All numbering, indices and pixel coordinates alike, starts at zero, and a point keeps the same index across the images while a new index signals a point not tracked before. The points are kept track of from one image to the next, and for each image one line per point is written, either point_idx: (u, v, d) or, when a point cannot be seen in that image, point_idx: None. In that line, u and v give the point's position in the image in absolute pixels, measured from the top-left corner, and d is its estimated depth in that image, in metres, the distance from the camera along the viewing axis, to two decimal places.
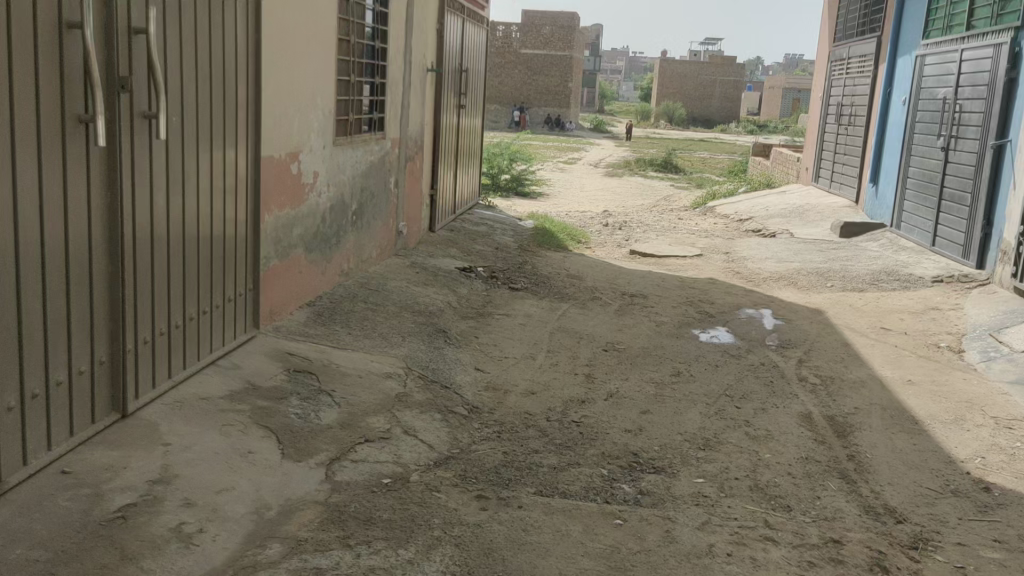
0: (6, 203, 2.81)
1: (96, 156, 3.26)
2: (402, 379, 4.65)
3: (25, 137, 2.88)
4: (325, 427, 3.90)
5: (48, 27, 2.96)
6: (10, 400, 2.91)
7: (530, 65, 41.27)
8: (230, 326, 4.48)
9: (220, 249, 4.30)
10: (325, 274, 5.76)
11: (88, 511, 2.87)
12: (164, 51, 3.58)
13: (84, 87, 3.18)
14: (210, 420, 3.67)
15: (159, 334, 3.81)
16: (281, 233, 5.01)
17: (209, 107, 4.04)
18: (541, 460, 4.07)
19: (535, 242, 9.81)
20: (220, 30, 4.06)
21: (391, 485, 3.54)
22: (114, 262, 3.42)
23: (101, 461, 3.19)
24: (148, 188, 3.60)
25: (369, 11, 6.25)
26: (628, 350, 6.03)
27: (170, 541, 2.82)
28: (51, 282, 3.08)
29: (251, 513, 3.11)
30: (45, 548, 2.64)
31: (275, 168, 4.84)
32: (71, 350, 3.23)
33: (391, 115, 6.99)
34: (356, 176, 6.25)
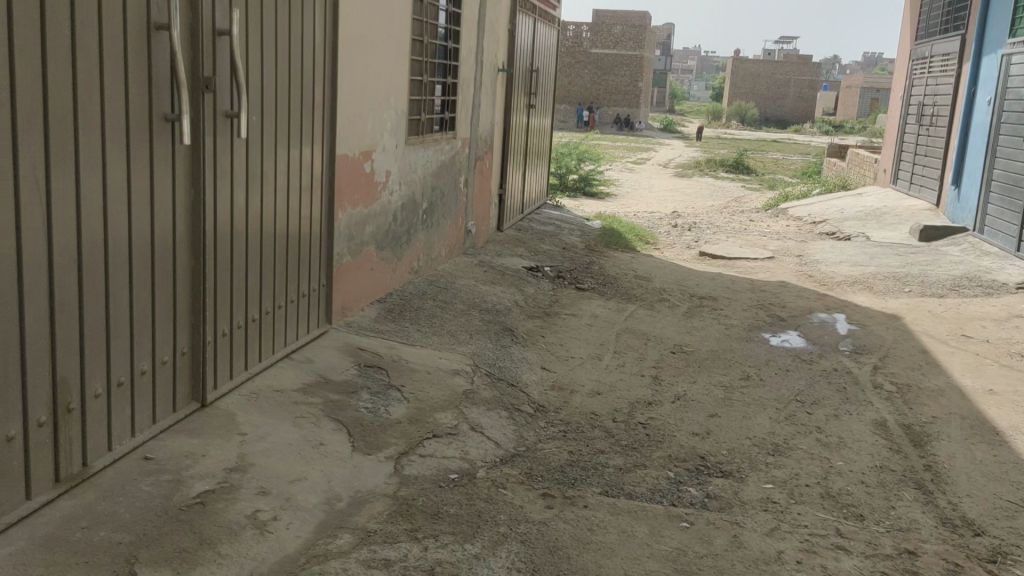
0: (97, 199, 2.94)
1: (180, 154, 3.38)
2: (469, 376, 4.70)
3: (115, 136, 3.00)
4: (394, 422, 3.96)
5: (137, 29, 3.07)
6: (97, 388, 3.04)
7: (600, 65, 41.11)
8: (303, 321, 4.59)
9: (296, 245, 4.41)
10: (395, 271, 5.85)
11: (168, 496, 2.98)
12: (246, 52, 3.69)
13: (171, 87, 3.30)
14: (284, 412, 3.78)
15: (237, 327, 3.93)
16: (354, 231, 5.10)
17: (288, 107, 4.14)
18: (607, 460, 4.06)
19: (603, 242, 9.78)
20: (299, 31, 4.17)
21: (458, 480, 3.59)
22: (196, 257, 3.55)
23: (182, 448, 3.31)
24: (230, 185, 3.72)
25: (442, 11, 6.31)
26: (696, 353, 5.96)
27: (246, 528, 2.91)
28: (137, 275, 3.20)
29: (323, 504, 3.18)
30: (129, 530, 2.75)
31: (349, 166, 4.93)
32: (154, 341, 3.35)
33: (462, 115, 7.05)
34: (427, 175, 6.32)
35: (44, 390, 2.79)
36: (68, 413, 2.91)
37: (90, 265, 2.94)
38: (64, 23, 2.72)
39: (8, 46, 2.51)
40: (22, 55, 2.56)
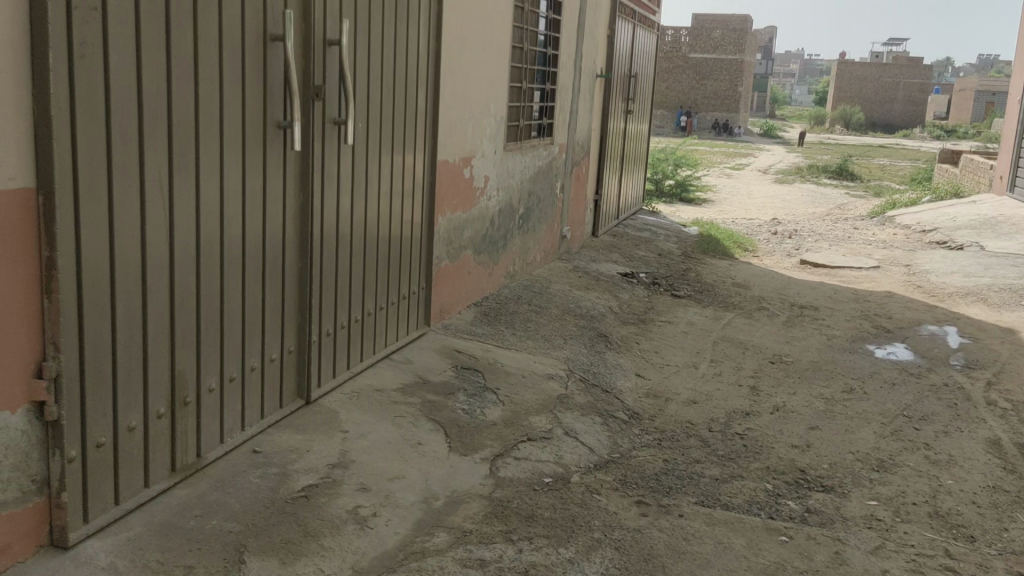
0: (214, 204, 3.09)
1: (291, 160, 3.52)
2: (564, 381, 4.72)
3: (232, 143, 3.15)
4: (490, 424, 4.01)
5: (254, 40, 3.22)
6: (211, 382, 3.20)
7: (698, 70, 40.55)
8: (403, 323, 4.70)
9: (397, 248, 4.52)
10: (491, 275, 5.93)
11: (275, 489, 3.10)
12: (355, 61, 3.81)
13: (284, 95, 3.44)
14: (384, 411, 3.88)
15: (341, 327, 4.06)
16: (453, 235, 5.19)
17: (392, 113, 4.25)
18: (703, 470, 4.01)
19: (700, 249, 9.64)
20: (404, 40, 4.28)
21: (552, 484, 3.60)
22: (304, 259, 3.68)
23: (288, 444, 3.43)
24: (336, 190, 3.84)
25: (542, 18, 6.36)
26: (796, 363, 5.82)
27: (348, 522, 3.00)
28: (250, 276, 3.35)
29: (420, 502, 3.25)
30: (238, 520, 2.87)
31: (450, 172, 5.02)
32: (264, 340, 3.50)
33: (560, 121, 7.07)
34: (524, 181, 6.37)
35: (163, 383, 2.95)
36: (184, 406, 3.06)
37: (207, 267, 3.09)
38: (188, 37, 2.87)
39: (136, 59, 2.67)
40: (149, 68, 2.72)
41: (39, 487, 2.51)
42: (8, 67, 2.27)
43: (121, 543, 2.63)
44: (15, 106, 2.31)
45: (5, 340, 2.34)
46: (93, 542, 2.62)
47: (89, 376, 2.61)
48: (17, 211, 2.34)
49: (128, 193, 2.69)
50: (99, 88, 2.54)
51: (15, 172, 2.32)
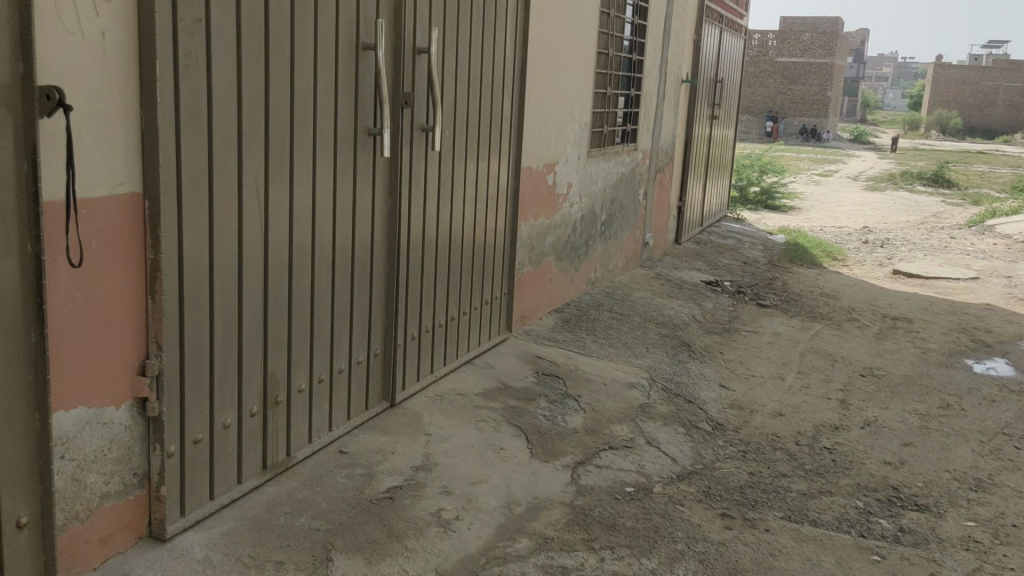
0: (307, 209, 3.17)
1: (380, 166, 3.59)
2: (646, 390, 4.67)
3: (325, 149, 3.23)
4: (572, 431, 4.00)
5: (347, 49, 3.29)
6: (301, 382, 3.28)
7: (785, 74, 39.72)
8: (485, 328, 4.74)
9: (481, 254, 4.55)
10: (573, 282, 5.92)
11: (361, 490, 3.16)
12: (443, 69, 3.85)
13: (374, 103, 3.51)
14: (467, 416, 3.91)
15: (425, 331, 4.11)
16: (535, 241, 5.21)
17: (478, 120, 4.29)
18: (790, 484, 3.91)
19: (786, 257, 9.43)
20: (491, 48, 4.31)
21: (634, 493, 3.56)
22: (391, 264, 3.74)
23: (373, 445, 3.50)
24: (423, 197, 3.90)
25: (628, 23, 6.33)
26: (888, 377, 5.63)
27: (431, 525, 3.04)
28: (339, 279, 3.42)
29: (502, 507, 3.26)
30: (326, 519, 2.93)
31: (534, 178, 5.04)
32: (352, 342, 3.57)
33: (644, 127, 7.02)
34: (607, 187, 6.35)
35: (256, 383, 3.04)
36: (275, 405, 3.15)
37: (299, 270, 3.17)
38: (285, 47, 2.96)
39: (236, 68, 2.76)
40: (248, 77, 2.81)
41: (140, 480, 2.61)
42: (119, 78, 2.37)
43: (215, 537, 2.72)
44: (125, 115, 2.40)
45: (111, 339, 2.45)
46: (189, 535, 2.72)
47: (188, 375, 2.71)
48: (125, 215, 2.44)
49: (227, 198, 2.78)
50: (201, 97, 2.63)
51: (124, 178, 2.42)
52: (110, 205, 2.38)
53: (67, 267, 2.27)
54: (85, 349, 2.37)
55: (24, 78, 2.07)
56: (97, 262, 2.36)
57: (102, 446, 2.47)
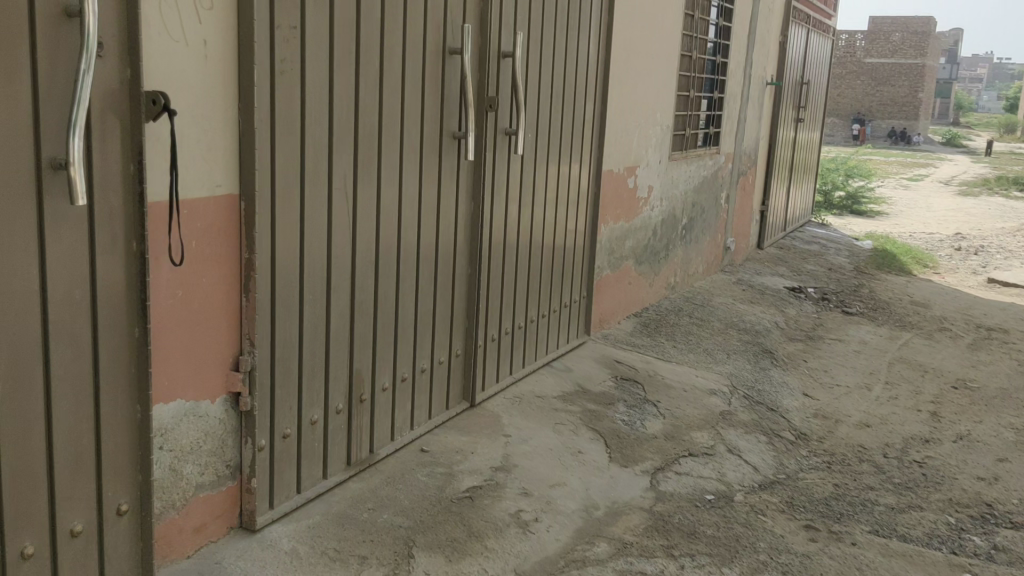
0: (393, 211, 3.23)
1: (464, 169, 3.63)
2: (727, 397, 4.60)
3: (412, 153, 3.28)
4: (651, 437, 3.96)
5: (434, 54, 3.34)
6: (385, 381, 3.34)
7: (872, 76, 38.61)
8: (564, 331, 4.74)
9: (561, 257, 4.56)
10: (652, 286, 5.88)
11: (442, 488, 3.20)
12: (527, 72, 3.88)
13: (459, 107, 3.55)
14: (545, 418, 3.92)
15: (505, 332, 4.14)
16: (615, 245, 5.19)
17: (561, 124, 4.30)
18: (877, 498, 3.80)
19: (873, 264, 9.16)
20: (574, 51, 4.31)
21: (715, 501, 3.50)
22: (473, 266, 3.78)
23: (453, 445, 3.54)
24: (505, 199, 3.93)
25: (712, 25, 6.25)
26: (982, 390, 5.41)
27: (510, 526, 3.05)
28: (423, 281, 3.47)
29: (581, 510, 3.25)
30: (407, 516, 2.98)
31: (615, 181, 5.02)
32: (434, 342, 3.62)
33: (727, 129, 6.92)
34: (689, 191, 6.28)
35: (342, 380, 3.11)
36: (360, 402, 3.22)
37: (384, 271, 3.23)
38: (375, 52, 3.02)
39: (328, 73, 2.83)
40: (339, 82, 2.88)
41: (232, 472, 2.71)
42: (219, 83, 2.46)
43: (302, 530, 2.80)
44: (223, 119, 2.49)
45: (208, 335, 2.54)
46: (277, 527, 2.80)
47: (278, 371, 2.79)
48: (223, 215, 2.53)
49: (318, 201, 2.86)
50: (294, 102, 2.70)
51: (222, 179, 2.51)
52: (209, 206, 2.47)
53: (169, 265, 2.37)
54: (183, 345, 2.47)
55: (131, 83, 2.16)
56: (196, 261, 2.46)
57: (198, 438, 2.57)
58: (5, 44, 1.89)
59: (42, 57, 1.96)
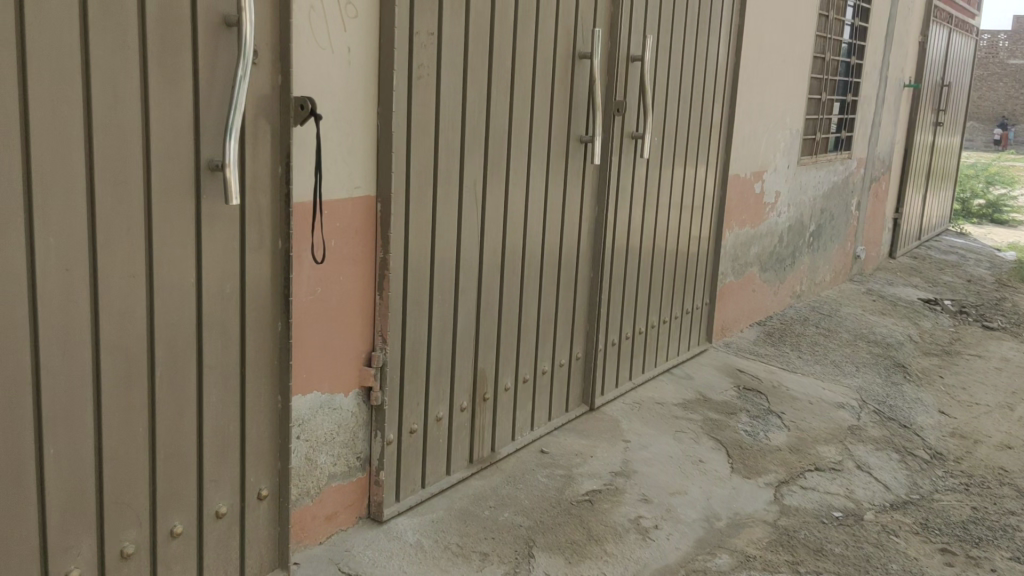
0: (519, 213, 3.27)
1: (590, 172, 3.64)
2: (856, 411, 4.43)
3: (539, 156, 3.31)
4: (774, 448, 3.86)
5: (564, 57, 3.36)
6: (508, 381, 3.38)
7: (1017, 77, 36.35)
8: (684, 337, 4.68)
9: (684, 263, 4.50)
10: (777, 295, 5.73)
11: (562, 490, 3.22)
12: (656, 75, 3.85)
13: (587, 110, 3.57)
14: (665, 425, 3.89)
15: (626, 337, 4.12)
16: (740, 251, 5.09)
17: (688, 127, 4.24)
18: (1020, 524, 3.57)
19: (1017, 276, 8.63)
20: (704, 53, 4.25)
21: (843, 519, 3.37)
22: (596, 269, 3.78)
23: (573, 447, 3.55)
24: (629, 203, 3.91)
25: (847, 25, 6.05)
26: None
27: (630, 531, 3.04)
28: (546, 283, 3.50)
29: (702, 520, 3.20)
30: (528, 516, 3.01)
31: (741, 186, 4.92)
32: (555, 345, 3.64)
33: (860, 133, 6.67)
34: (818, 197, 6.08)
35: (466, 379, 3.17)
36: (483, 401, 3.28)
37: (510, 271, 3.28)
38: (507, 56, 3.06)
39: (462, 79, 2.89)
40: (473, 87, 2.93)
41: (361, 464, 2.81)
42: (359, 89, 2.55)
43: (426, 523, 2.88)
44: (364, 123, 2.59)
45: (343, 331, 2.64)
46: (403, 519, 2.89)
47: (407, 368, 2.87)
48: (361, 216, 2.63)
49: (449, 203, 2.93)
50: (430, 106, 2.78)
51: (361, 182, 2.61)
52: (348, 206, 2.57)
53: (311, 262, 2.48)
54: (322, 339, 2.58)
55: (282, 89, 2.27)
56: (335, 260, 2.56)
57: (333, 429, 2.68)
58: (172, 52, 2.02)
59: (204, 64, 2.09)
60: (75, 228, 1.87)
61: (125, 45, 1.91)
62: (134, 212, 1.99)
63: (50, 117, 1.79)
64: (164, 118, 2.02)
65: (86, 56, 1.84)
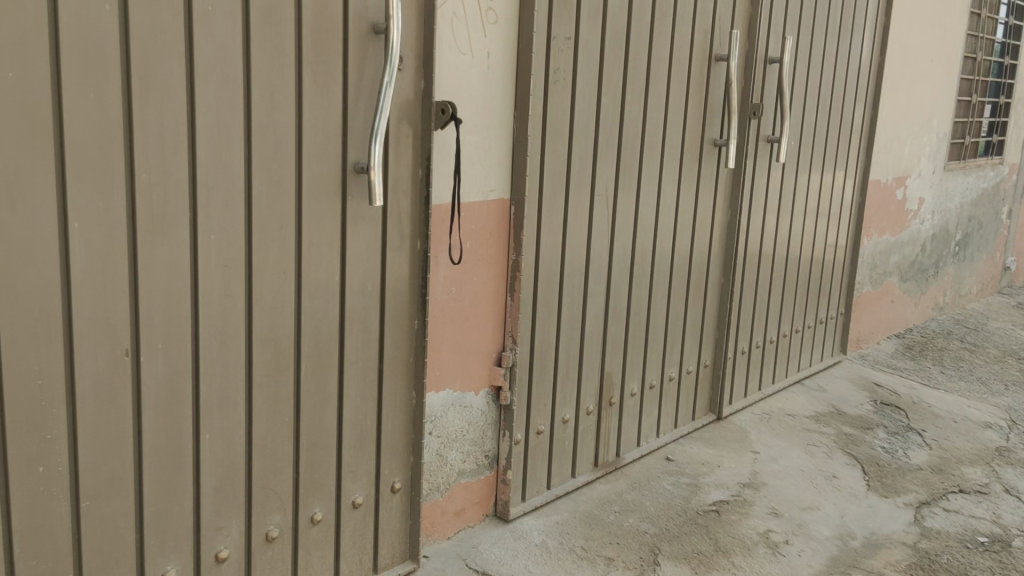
0: (651, 217, 3.24)
1: (723, 177, 3.57)
2: (1005, 432, 4.15)
3: (672, 160, 3.28)
4: (914, 467, 3.67)
5: (700, 60, 3.31)
6: (634, 387, 3.36)
7: None
8: (817, 348, 4.53)
9: (819, 271, 4.36)
10: (918, 307, 5.46)
11: (688, 499, 3.17)
12: (795, 78, 3.74)
13: (722, 113, 3.50)
14: (797, 438, 3.77)
15: (756, 346, 4.02)
16: (878, 260, 4.87)
17: (827, 131, 4.10)
18: None
19: None
20: (846, 55, 4.10)
21: (990, 545, 3.15)
22: (726, 276, 3.71)
23: (699, 456, 3.50)
24: (763, 208, 3.81)
25: (1002, 23, 5.71)
26: None
27: (759, 545, 2.95)
28: (676, 288, 3.46)
29: (835, 538, 3.06)
30: (653, 523, 2.98)
31: (881, 193, 4.72)
32: (683, 351, 3.59)
33: (1013, 136, 6.27)
34: (966, 204, 5.76)
35: (593, 383, 3.17)
36: (610, 405, 3.27)
37: (639, 276, 3.25)
38: (643, 60, 3.04)
39: (597, 83, 2.89)
40: (608, 91, 2.93)
41: (489, 463, 2.86)
42: (497, 94, 2.59)
43: (551, 525, 2.89)
44: (500, 127, 2.63)
45: (476, 331, 2.70)
46: (529, 520, 2.92)
47: (536, 369, 2.90)
48: (495, 218, 2.68)
49: (581, 206, 2.93)
50: (564, 111, 2.79)
51: (496, 184, 2.65)
52: (483, 209, 2.62)
53: (447, 262, 2.54)
54: (455, 339, 2.64)
55: (425, 95, 2.34)
56: (470, 261, 2.62)
57: (463, 427, 2.73)
58: (325, 60, 2.11)
59: (352, 70, 2.18)
60: (233, 227, 1.98)
61: (282, 53, 2.01)
62: (287, 212, 2.09)
63: (214, 122, 1.90)
64: (315, 123, 2.11)
65: (247, 64, 1.95)
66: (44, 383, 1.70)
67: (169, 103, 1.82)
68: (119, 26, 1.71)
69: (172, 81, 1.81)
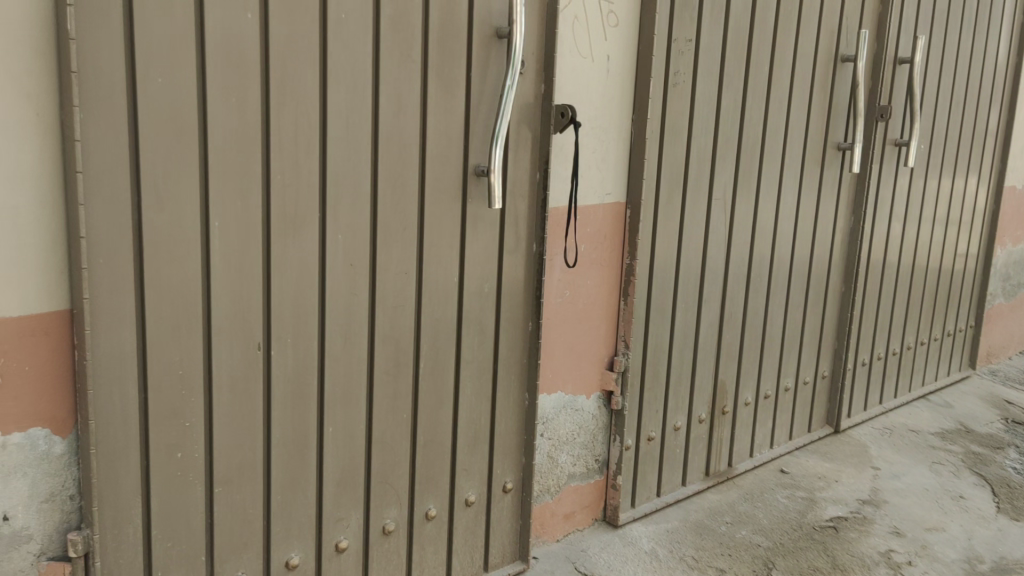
0: (769, 222, 3.16)
1: (846, 181, 3.45)
2: None
3: (793, 163, 3.19)
4: None
5: (825, 61, 3.20)
6: (748, 395, 3.29)
7: None
8: (943, 362, 4.32)
9: (947, 280, 4.16)
10: None
11: (804, 514, 3.07)
12: (926, 78, 3.58)
13: (847, 116, 3.39)
14: (920, 456, 3.61)
15: (878, 357, 3.87)
16: (1012, 270, 4.61)
17: (959, 134, 3.91)
18: None
19: None
20: (982, 54, 3.90)
21: None
22: (847, 284, 3.58)
23: (816, 470, 3.39)
24: (889, 214, 3.66)
25: None
26: None
27: (879, 565, 2.82)
28: (794, 295, 3.36)
29: (962, 561, 2.90)
30: (767, 536, 2.91)
31: (1017, 200, 4.46)
32: (800, 360, 3.49)
33: None
34: None
35: (707, 390, 3.11)
36: (723, 414, 3.20)
37: (756, 283, 3.18)
38: (765, 62, 2.97)
39: (717, 86, 2.84)
40: (729, 94, 2.88)
41: (600, 467, 2.85)
42: (615, 97, 2.58)
43: (661, 532, 2.86)
44: (618, 130, 2.62)
45: (589, 335, 2.70)
46: (638, 526, 2.89)
47: (649, 375, 2.87)
48: (611, 222, 2.67)
49: (698, 211, 2.89)
50: (683, 114, 2.76)
51: (612, 188, 2.64)
52: (599, 212, 2.62)
53: (563, 265, 2.55)
54: (568, 342, 2.65)
55: (545, 98, 2.35)
56: (585, 265, 2.62)
57: (574, 430, 2.74)
58: (449, 65, 2.15)
59: (475, 75, 2.21)
60: (359, 228, 2.04)
61: (409, 58, 2.06)
62: (410, 213, 2.14)
63: (344, 126, 1.97)
64: (439, 127, 2.16)
65: (376, 70, 2.01)
66: (184, 373, 1.80)
67: (304, 107, 1.89)
68: (259, 33, 1.79)
69: (306, 85, 1.88)
